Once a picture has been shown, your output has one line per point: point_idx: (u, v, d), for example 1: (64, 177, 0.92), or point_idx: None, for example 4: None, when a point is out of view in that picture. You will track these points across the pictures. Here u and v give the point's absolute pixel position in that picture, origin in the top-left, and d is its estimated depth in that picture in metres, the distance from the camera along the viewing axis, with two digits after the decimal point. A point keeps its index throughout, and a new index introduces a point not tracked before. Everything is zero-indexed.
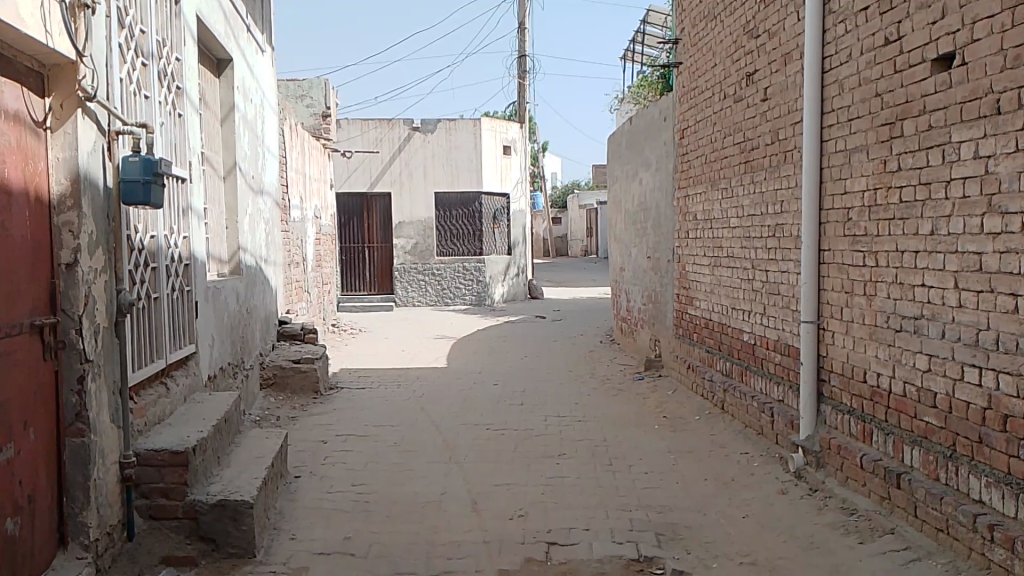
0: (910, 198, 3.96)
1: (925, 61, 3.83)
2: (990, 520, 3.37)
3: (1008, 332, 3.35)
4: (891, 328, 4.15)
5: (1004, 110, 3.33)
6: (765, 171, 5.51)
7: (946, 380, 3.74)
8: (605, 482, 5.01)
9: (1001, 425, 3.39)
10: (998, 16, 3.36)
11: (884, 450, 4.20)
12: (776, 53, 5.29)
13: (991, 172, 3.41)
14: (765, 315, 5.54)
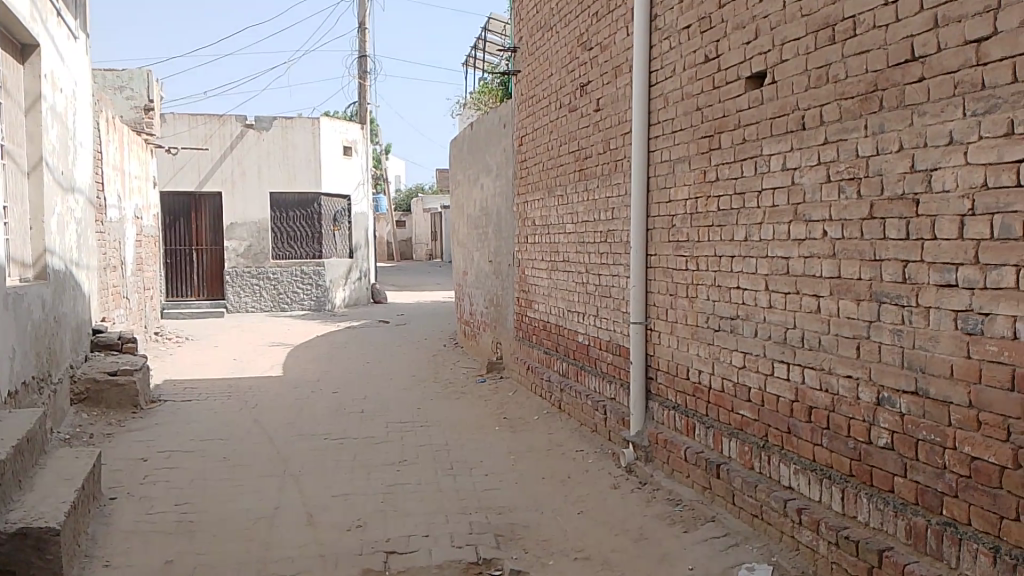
0: (726, 206, 4.24)
1: (740, 78, 4.11)
2: (799, 505, 3.67)
3: (811, 330, 3.66)
4: (710, 327, 4.42)
5: (809, 126, 3.63)
6: (597, 179, 5.71)
7: (759, 375, 4.02)
8: (445, 487, 4.99)
9: (807, 416, 3.70)
10: (803, 40, 3.66)
11: (705, 443, 4.46)
12: (608, 65, 5.50)
13: (797, 183, 3.71)
14: (598, 317, 5.73)
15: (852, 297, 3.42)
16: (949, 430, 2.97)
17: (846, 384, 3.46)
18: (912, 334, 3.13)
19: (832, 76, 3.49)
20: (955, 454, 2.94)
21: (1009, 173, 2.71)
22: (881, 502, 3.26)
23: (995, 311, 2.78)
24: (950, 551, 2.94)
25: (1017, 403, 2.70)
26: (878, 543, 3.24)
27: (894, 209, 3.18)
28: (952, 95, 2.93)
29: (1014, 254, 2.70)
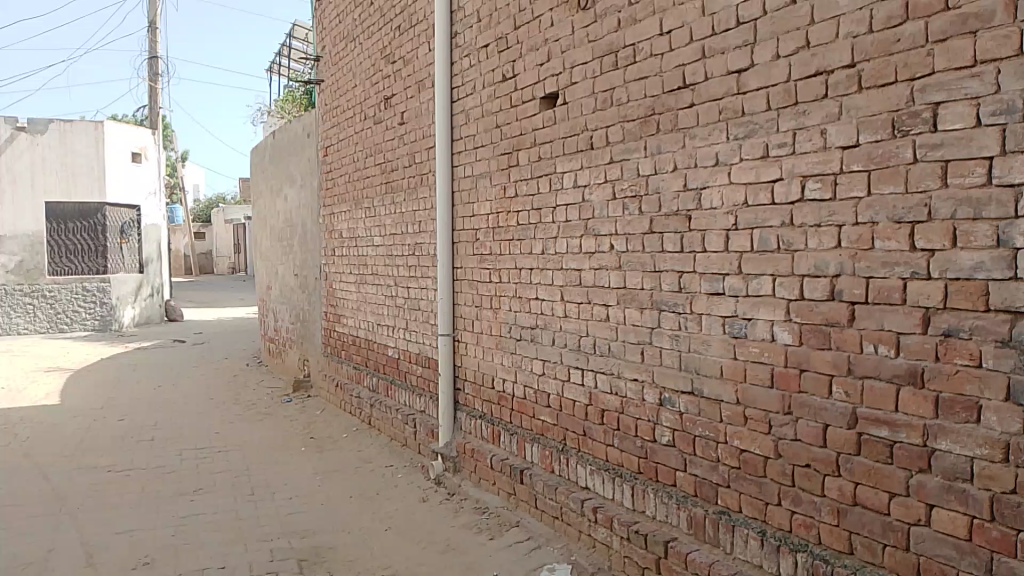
0: (525, 221, 4.39)
1: (535, 98, 4.27)
2: (595, 503, 3.86)
3: (602, 338, 3.87)
4: (512, 337, 4.55)
5: (597, 146, 3.85)
6: (404, 192, 5.71)
7: (557, 382, 4.19)
8: (246, 514, 4.77)
9: (600, 419, 3.91)
10: (590, 64, 3.88)
11: (510, 450, 4.57)
12: (411, 80, 5.53)
13: (587, 200, 3.92)
14: (406, 330, 5.73)
15: (636, 305, 3.66)
16: (721, 426, 3.26)
17: (633, 387, 3.69)
18: (687, 338, 3.40)
19: (616, 99, 3.72)
20: (726, 447, 3.23)
21: (765, 192, 3.04)
22: (665, 496, 3.50)
23: (756, 315, 3.09)
24: (725, 536, 3.22)
25: (776, 398, 3.03)
26: (664, 534, 3.48)
27: (671, 224, 3.45)
28: (718, 120, 3.22)
29: (771, 264, 3.03)
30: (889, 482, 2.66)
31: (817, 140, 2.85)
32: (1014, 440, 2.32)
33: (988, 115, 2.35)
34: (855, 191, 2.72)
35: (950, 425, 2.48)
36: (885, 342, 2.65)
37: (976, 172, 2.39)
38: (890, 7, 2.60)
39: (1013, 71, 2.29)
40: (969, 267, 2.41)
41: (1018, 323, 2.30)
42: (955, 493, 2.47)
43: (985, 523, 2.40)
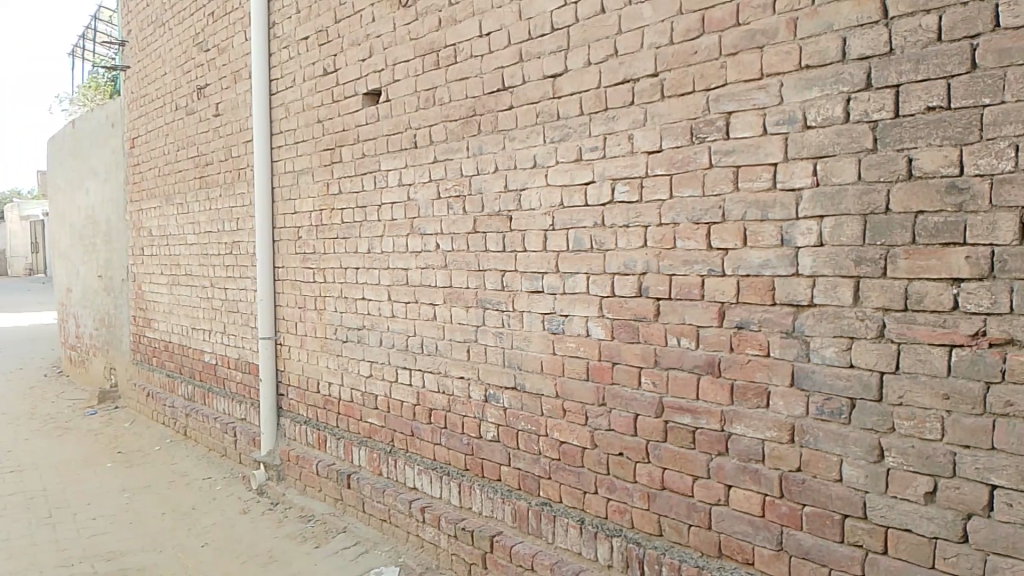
0: (349, 219, 4.30)
1: (357, 94, 4.19)
2: (422, 504, 3.86)
3: (429, 337, 3.87)
4: (338, 339, 4.45)
5: (420, 144, 3.84)
6: (219, 188, 5.43)
7: (384, 384, 4.14)
8: (41, 539, 4.36)
9: (427, 418, 3.90)
10: (412, 62, 3.86)
11: (336, 454, 4.47)
12: (226, 70, 5.26)
13: (411, 199, 3.90)
14: (224, 334, 5.45)
15: (462, 304, 3.69)
16: (542, 420, 3.35)
17: (459, 385, 3.72)
18: (510, 336, 3.47)
19: (438, 98, 3.73)
20: (547, 440, 3.33)
21: (580, 194, 3.16)
22: (490, 491, 3.56)
23: (573, 312, 3.21)
24: (547, 527, 3.32)
25: (591, 390, 3.16)
26: (490, 529, 3.54)
27: (493, 223, 3.50)
28: (535, 123, 3.30)
29: (586, 263, 3.15)
30: (693, 466, 2.85)
31: (625, 144, 2.99)
32: (798, 422, 2.56)
33: (773, 125, 2.57)
34: (659, 193, 2.89)
35: (744, 410, 2.69)
36: (688, 335, 2.83)
37: (763, 178, 2.60)
38: (688, 21, 2.78)
39: (793, 85, 2.51)
40: (758, 264, 2.62)
41: (799, 315, 2.54)
42: (750, 473, 2.69)
43: (776, 499, 2.63)
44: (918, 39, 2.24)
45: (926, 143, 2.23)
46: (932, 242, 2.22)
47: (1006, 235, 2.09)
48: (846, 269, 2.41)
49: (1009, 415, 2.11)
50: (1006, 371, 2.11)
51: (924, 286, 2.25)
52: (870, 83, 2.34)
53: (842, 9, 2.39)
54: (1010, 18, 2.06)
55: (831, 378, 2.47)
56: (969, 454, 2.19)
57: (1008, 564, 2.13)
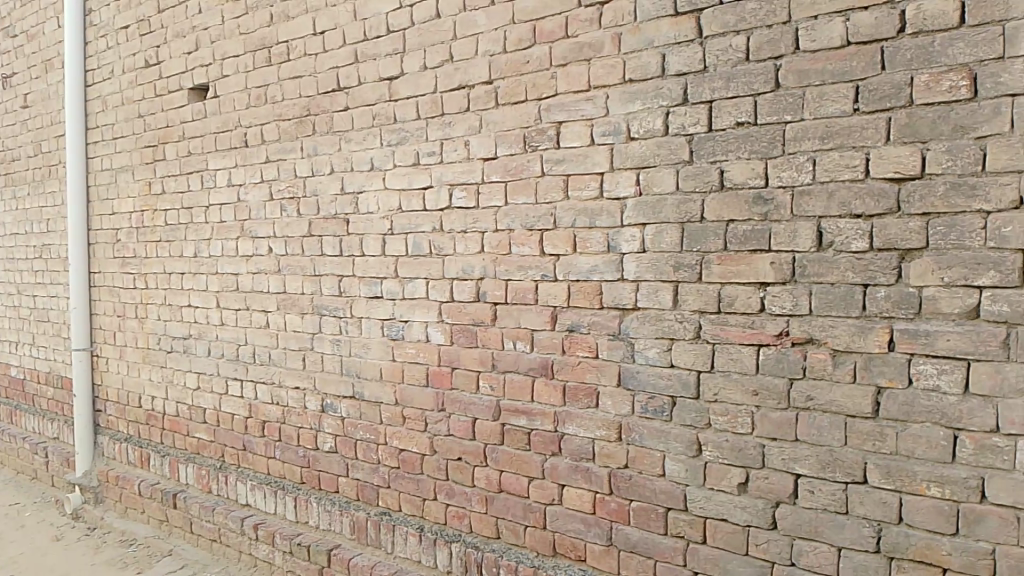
0: (174, 221, 4.06)
1: (182, 89, 3.97)
2: (255, 520, 3.70)
3: (261, 345, 3.71)
4: (163, 349, 4.18)
5: (251, 144, 3.69)
6: (27, 186, 4.97)
7: (213, 396, 3.94)
8: None
9: (261, 431, 3.75)
10: (242, 57, 3.69)
11: (160, 473, 4.19)
12: (36, 57, 4.83)
13: (242, 200, 3.74)
14: (33, 346, 5.00)
15: (296, 311, 3.57)
16: (380, 428, 3.30)
17: (294, 395, 3.60)
18: (347, 343, 3.39)
19: (270, 97, 3.59)
20: (386, 448, 3.28)
21: (417, 198, 3.13)
22: (328, 504, 3.47)
23: (412, 317, 3.18)
24: (386, 537, 3.27)
25: (430, 396, 3.14)
26: (327, 543, 3.44)
27: (328, 227, 3.42)
28: (371, 126, 3.25)
29: (423, 269, 3.13)
30: (528, 467, 2.89)
31: (461, 150, 3.00)
32: (625, 420, 2.65)
33: (600, 135, 2.65)
34: (495, 199, 2.92)
35: (576, 411, 2.76)
36: (523, 338, 2.88)
37: (591, 186, 2.68)
38: (520, 30, 2.82)
39: (618, 97, 2.61)
40: (588, 270, 2.70)
41: (626, 318, 2.63)
42: (581, 471, 2.76)
43: (606, 496, 2.71)
44: (729, 58, 2.38)
45: (736, 156, 2.38)
46: (742, 249, 2.37)
47: (804, 243, 2.26)
48: (666, 274, 2.53)
49: (809, 409, 2.29)
50: (806, 368, 2.28)
51: (735, 290, 2.39)
52: (688, 98, 2.47)
53: (663, 26, 2.51)
54: (808, 43, 2.24)
55: (654, 378, 2.58)
56: (776, 446, 2.35)
57: (812, 547, 2.30)
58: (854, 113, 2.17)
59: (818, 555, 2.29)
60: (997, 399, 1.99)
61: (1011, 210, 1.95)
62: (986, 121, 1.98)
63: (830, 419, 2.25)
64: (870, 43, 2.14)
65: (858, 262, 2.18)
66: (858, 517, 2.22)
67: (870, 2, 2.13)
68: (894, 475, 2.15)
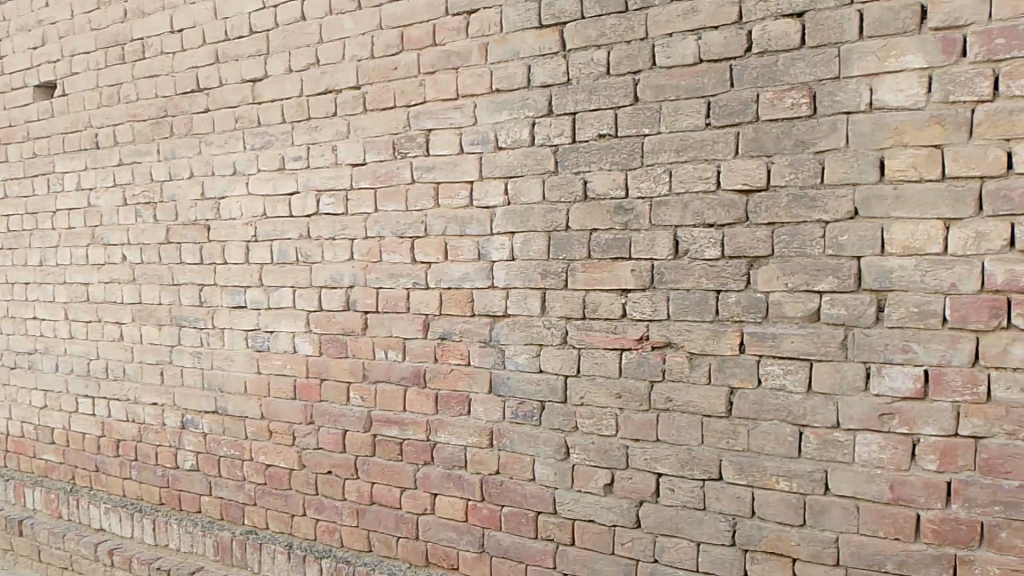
0: (16, 227, 3.78)
1: (26, 86, 3.70)
2: (110, 546, 3.49)
3: (115, 359, 3.51)
4: (5, 365, 3.88)
5: (103, 145, 3.48)
6: None
7: (62, 415, 3.69)
8: None
9: (115, 451, 3.55)
10: (92, 54, 3.49)
11: (3, 499, 3.88)
12: None
13: (93, 205, 3.52)
14: None
15: (153, 322, 3.39)
16: (245, 443, 3.19)
17: (151, 412, 3.42)
18: (209, 355, 3.26)
19: (123, 96, 3.40)
20: (251, 465, 3.18)
21: (283, 204, 3.05)
22: (190, 525, 3.31)
23: (277, 328, 3.09)
24: (253, 556, 3.15)
25: (298, 409, 3.06)
26: (189, 566, 3.29)
27: (188, 234, 3.27)
28: (233, 129, 3.14)
29: (290, 277, 3.05)
30: (399, 478, 2.86)
31: (329, 156, 2.94)
32: (495, 426, 2.67)
33: (468, 144, 2.67)
34: (364, 206, 2.88)
35: (447, 419, 2.76)
36: (394, 347, 2.85)
37: (460, 195, 2.69)
38: (387, 36, 2.80)
39: (486, 106, 2.63)
40: (458, 277, 2.71)
41: (496, 325, 2.65)
42: (453, 479, 2.76)
43: (477, 503, 2.72)
44: (591, 71, 2.45)
45: (598, 167, 2.45)
46: (605, 257, 2.44)
47: (663, 251, 2.35)
48: (534, 281, 2.57)
49: (669, 410, 2.38)
50: (666, 370, 2.37)
51: (599, 297, 2.46)
52: (552, 109, 2.52)
53: (528, 38, 2.55)
54: (664, 59, 2.33)
55: (524, 384, 2.61)
56: (639, 447, 2.43)
57: (673, 543, 2.39)
58: (706, 127, 2.27)
59: (680, 550, 2.39)
60: (837, 396, 2.13)
61: (847, 220, 2.09)
62: (824, 136, 2.11)
63: (689, 420, 2.35)
64: (721, 61, 2.25)
65: (711, 269, 2.29)
66: (715, 512, 2.32)
67: (720, 22, 2.24)
68: (747, 470, 2.26)
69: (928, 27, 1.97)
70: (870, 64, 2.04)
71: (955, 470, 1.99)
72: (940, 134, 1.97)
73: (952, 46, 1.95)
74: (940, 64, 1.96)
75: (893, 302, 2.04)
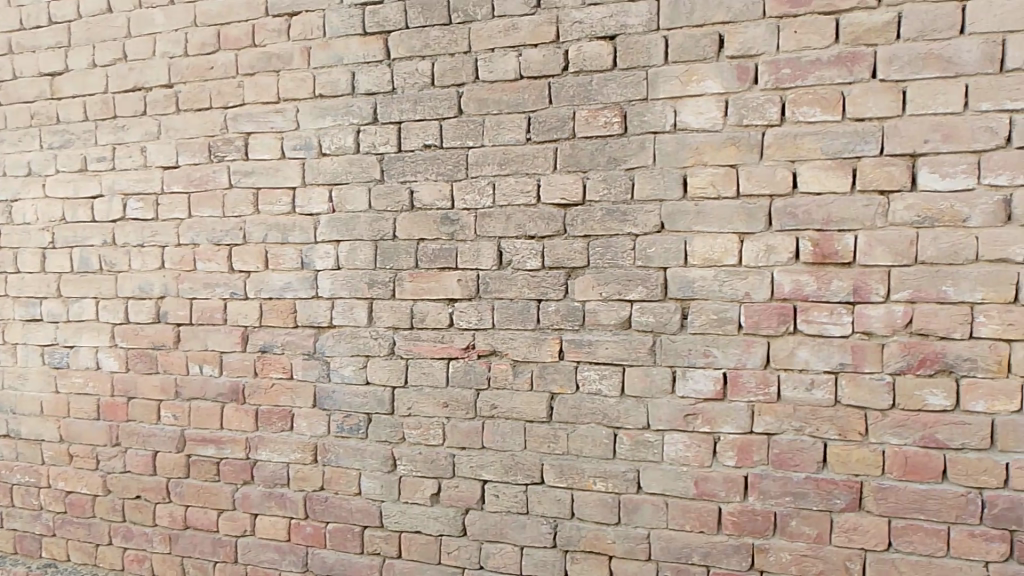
0: None
1: None
2: None
3: None
4: None
5: None
6: None
7: None
8: None
9: None
10: None
11: None
12: None
13: None
14: None
15: None
16: (42, 469, 2.92)
17: None
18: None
19: None
20: (50, 492, 2.92)
21: (84, 208, 2.83)
22: None
23: (79, 342, 2.85)
24: None
25: (103, 430, 2.83)
26: None
27: None
28: (29, 125, 2.88)
29: (92, 287, 2.83)
30: (217, 499, 2.72)
31: (138, 157, 2.76)
32: (319, 441, 2.60)
33: (290, 149, 2.59)
34: (176, 212, 2.72)
35: (268, 436, 2.65)
36: (210, 362, 2.71)
37: (282, 201, 2.60)
38: (203, 34, 2.67)
39: (308, 111, 2.57)
40: (279, 287, 2.62)
41: (319, 336, 2.59)
42: (274, 498, 2.65)
43: (301, 521, 2.63)
44: (415, 82, 2.45)
45: (423, 177, 2.45)
46: (431, 267, 2.45)
47: (487, 261, 2.39)
48: (360, 291, 2.53)
49: (493, 417, 2.41)
50: (490, 378, 2.41)
51: (426, 307, 2.46)
52: (377, 117, 2.49)
53: (351, 44, 2.51)
54: (486, 74, 2.37)
55: (349, 397, 2.56)
56: (465, 455, 2.45)
57: (498, 549, 2.43)
58: (527, 142, 2.34)
59: (504, 555, 2.42)
60: (648, 399, 2.25)
61: (655, 233, 2.22)
62: (634, 154, 2.23)
63: (512, 426, 2.39)
64: (540, 78, 2.32)
65: (532, 280, 2.35)
66: (538, 516, 2.38)
67: (539, 40, 2.31)
68: (567, 473, 2.34)
69: (724, 55, 2.13)
70: (675, 88, 2.18)
71: (751, 465, 2.16)
72: (735, 154, 2.13)
73: (745, 73, 2.12)
74: (736, 90, 2.13)
75: (696, 310, 2.19)
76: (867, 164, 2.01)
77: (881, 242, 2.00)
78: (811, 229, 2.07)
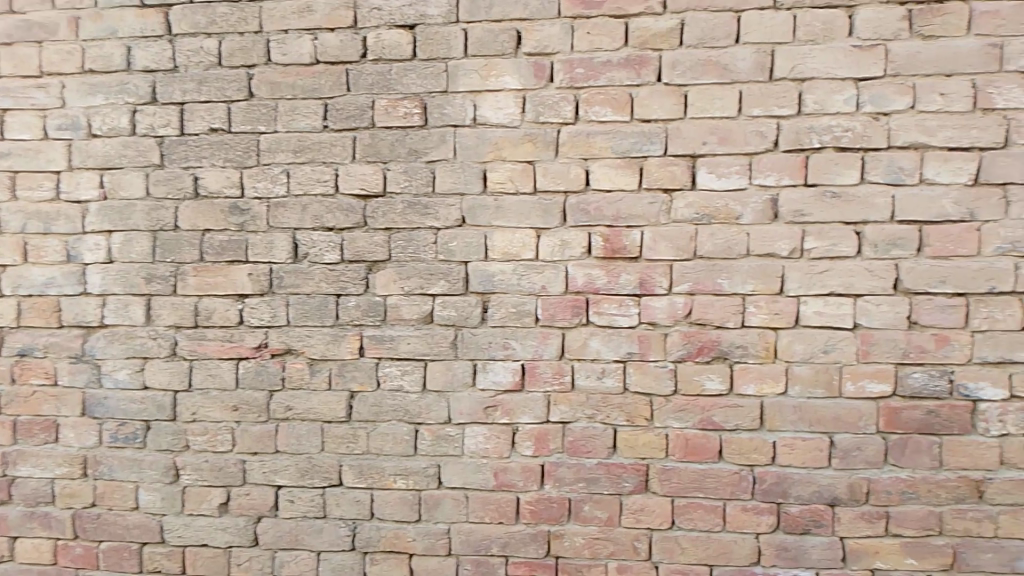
0: None
1: None
2: None
3: None
4: None
5: None
6: None
7: None
8: None
9: None
10: None
11: None
12: None
13: None
14: None
15: None
16: None
17: None
18: None
19: None
20: None
21: None
22: None
23: None
24: None
25: None
26: None
27: None
28: None
29: None
30: None
31: None
32: (90, 453, 2.35)
33: (53, 128, 2.32)
34: None
35: (28, 450, 2.37)
36: None
37: (43, 186, 2.33)
38: None
39: (76, 88, 2.31)
40: (40, 283, 2.34)
41: (89, 337, 2.34)
42: (36, 518, 2.37)
43: (69, 542, 2.37)
44: (200, 60, 2.27)
45: (209, 163, 2.28)
46: (218, 260, 2.28)
47: (280, 254, 2.26)
48: (136, 287, 2.31)
49: (288, 419, 2.29)
50: (285, 378, 2.28)
51: (212, 303, 2.29)
52: (156, 97, 2.29)
53: (127, 16, 2.29)
54: (279, 56, 2.24)
55: (124, 403, 2.33)
56: (257, 460, 2.31)
57: (293, 557, 2.31)
58: (323, 130, 2.24)
59: (299, 563, 2.31)
60: (448, 394, 2.23)
61: (455, 227, 2.20)
62: (434, 147, 2.20)
63: (308, 428, 2.29)
64: (336, 64, 2.23)
65: (329, 273, 2.25)
66: (335, 519, 2.29)
67: (336, 24, 2.22)
68: (366, 473, 2.27)
69: (522, 51, 2.16)
70: (473, 82, 2.17)
71: (548, 454, 2.20)
72: (532, 150, 2.16)
73: (541, 71, 2.15)
74: (532, 87, 2.15)
75: (495, 304, 2.19)
76: (653, 163, 2.11)
77: (665, 238, 2.11)
78: (602, 225, 2.14)
